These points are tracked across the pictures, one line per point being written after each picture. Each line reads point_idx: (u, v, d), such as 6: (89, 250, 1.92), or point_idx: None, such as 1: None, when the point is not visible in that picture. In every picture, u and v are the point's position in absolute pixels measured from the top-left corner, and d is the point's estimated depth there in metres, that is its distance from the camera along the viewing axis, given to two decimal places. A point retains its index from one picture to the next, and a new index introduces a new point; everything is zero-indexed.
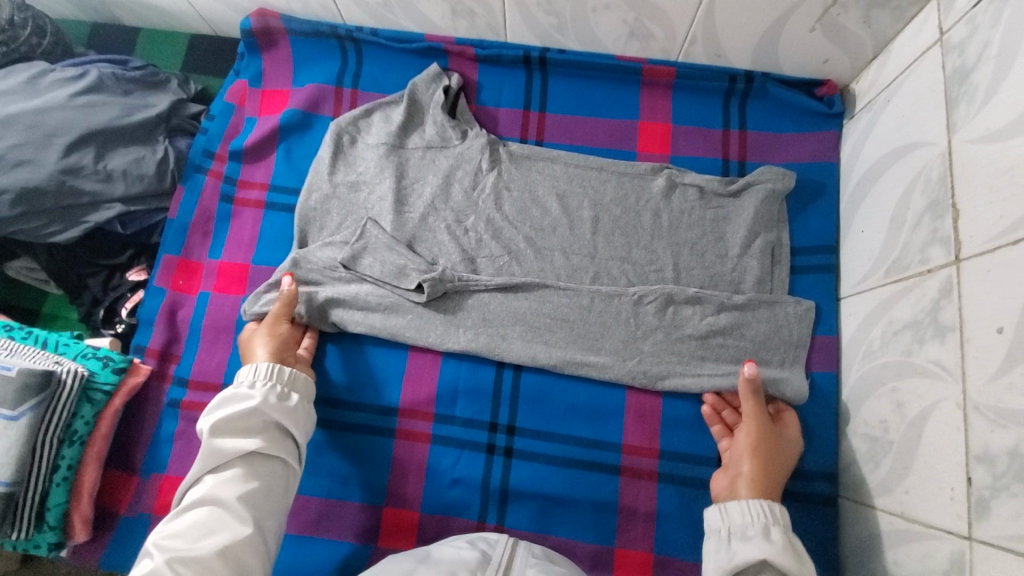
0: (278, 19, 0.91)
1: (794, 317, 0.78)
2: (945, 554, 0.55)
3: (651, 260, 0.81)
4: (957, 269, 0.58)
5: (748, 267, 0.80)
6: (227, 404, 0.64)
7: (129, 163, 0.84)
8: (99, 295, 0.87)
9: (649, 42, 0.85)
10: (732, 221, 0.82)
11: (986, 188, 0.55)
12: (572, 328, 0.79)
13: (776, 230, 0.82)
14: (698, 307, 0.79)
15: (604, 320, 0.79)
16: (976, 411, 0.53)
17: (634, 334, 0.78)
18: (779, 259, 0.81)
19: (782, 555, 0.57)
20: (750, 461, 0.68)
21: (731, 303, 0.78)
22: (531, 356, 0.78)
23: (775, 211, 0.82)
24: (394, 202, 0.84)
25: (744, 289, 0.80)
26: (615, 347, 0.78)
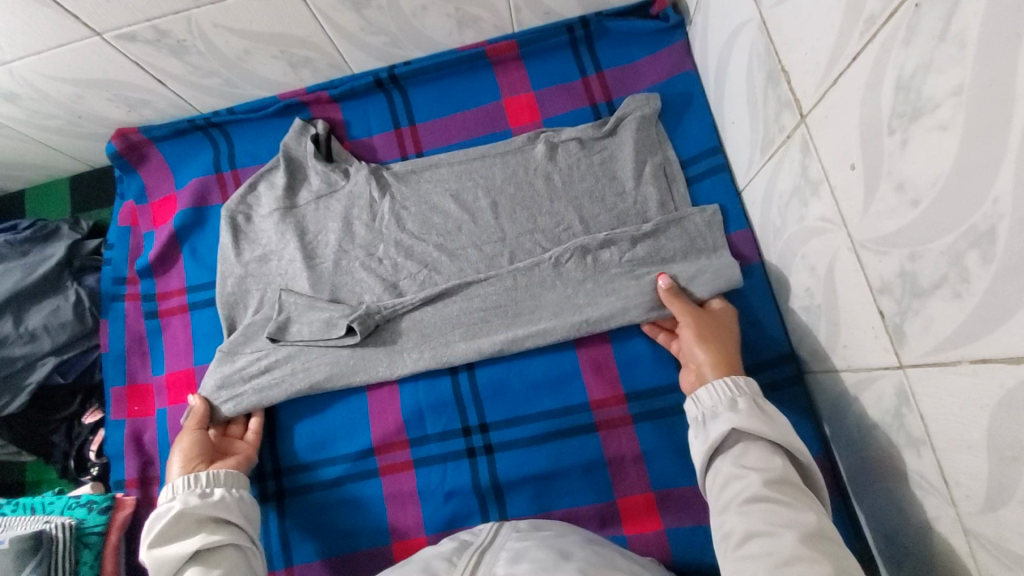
0: (139, 133, 0.93)
1: (704, 225, 0.78)
2: (892, 390, 0.55)
3: (558, 222, 0.83)
4: (807, 125, 0.59)
5: (647, 194, 0.82)
6: (153, 525, 0.64)
7: (47, 316, 0.86)
8: (67, 448, 0.89)
9: (481, 24, 0.86)
10: (618, 158, 0.84)
11: (799, 43, 0.57)
12: (506, 312, 0.79)
13: (661, 151, 0.84)
14: (614, 248, 0.79)
15: (533, 294, 0.79)
16: (864, 248, 0.54)
17: (566, 295, 0.79)
18: (673, 177, 0.83)
19: (748, 420, 0.58)
20: (702, 347, 0.68)
21: (643, 233, 0.79)
22: (477, 354, 0.78)
23: (654, 134, 0.84)
24: (303, 259, 0.86)
25: (651, 218, 0.81)
26: (552, 312, 0.78)
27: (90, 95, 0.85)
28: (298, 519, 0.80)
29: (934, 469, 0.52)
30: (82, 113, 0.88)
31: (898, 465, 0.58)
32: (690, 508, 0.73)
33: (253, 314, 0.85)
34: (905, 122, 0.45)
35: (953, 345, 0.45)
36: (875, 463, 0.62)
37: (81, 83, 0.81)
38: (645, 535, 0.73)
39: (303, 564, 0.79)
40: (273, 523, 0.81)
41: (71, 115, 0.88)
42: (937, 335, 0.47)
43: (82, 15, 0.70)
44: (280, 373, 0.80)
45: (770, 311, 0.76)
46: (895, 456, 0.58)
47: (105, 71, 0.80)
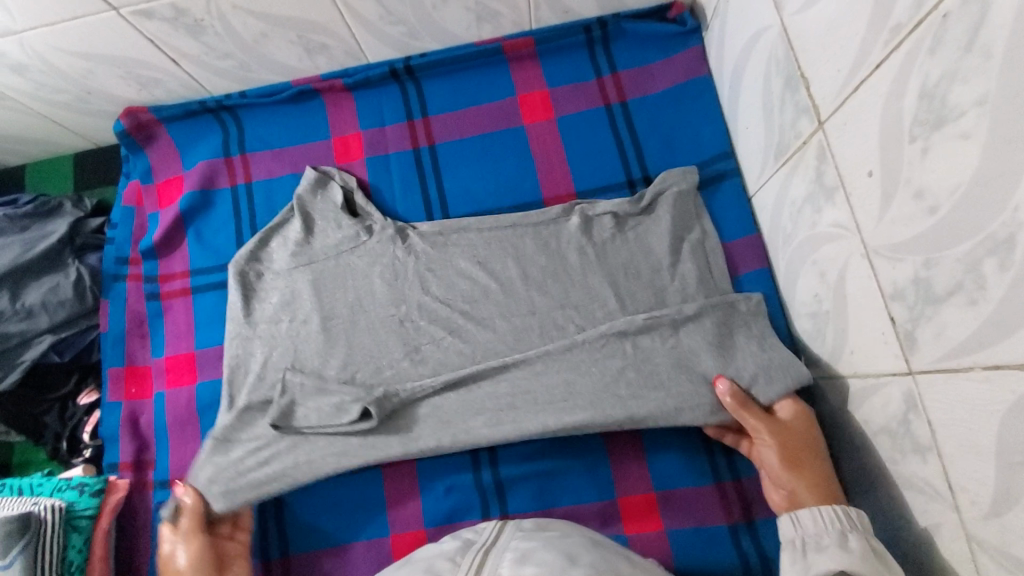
0: (148, 112, 0.92)
1: (749, 315, 0.75)
2: (899, 396, 0.56)
3: (591, 296, 0.79)
4: (824, 132, 0.60)
5: (685, 271, 0.79)
6: None
7: (46, 293, 0.84)
8: (60, 429, 0.87)
9: (499, 20, 0.87)
10: (653, 233, 0.81)
11: (821, 50, 0.57)
12: (534, 398, 0.75)
13: (697, 225, 0.81)
14: (653, 334, 0.75)
15: (565, 380, 0.75)
16: (878, 255, 0.55)
17: (604, 382, 0.74)
18: (711, 253, 0.80)
19: (860, 564, 0.54)
20: (788, 470, 0.66)
21: (683, 316, 0.75)
22: (501, 440, 0.74)
23: (691, 208, 0.82)
24: (318, 320, 0.83)
25: (690, 296, 0.78)
26: (587, 407, 0.73)
27: (101, 71, 0.83)
28: (296, 514, 0.79)
29: (939, 475, 0.52)
30: (91, 89, 0.87)
31: (902, 471, 0.58)
32: (693, 509, 0.73)
33: (257, 382, 0.81)
34: (927, 129, 0.46)
35: (964, 351, 0.46)
36: (878, 469, 0.62)
37: (92, 57, 0.80)
38: (646, 535, 0.73)
39: (299, 554, 0.78)
40: (272, 515, 0.80)
41: (80, 91, 0.87)
42: (948, 342, 0.48)
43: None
44: (282, 463, 0.76)
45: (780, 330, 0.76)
46: (900, 462, 0.58)
47: (118, 47, 0.79)
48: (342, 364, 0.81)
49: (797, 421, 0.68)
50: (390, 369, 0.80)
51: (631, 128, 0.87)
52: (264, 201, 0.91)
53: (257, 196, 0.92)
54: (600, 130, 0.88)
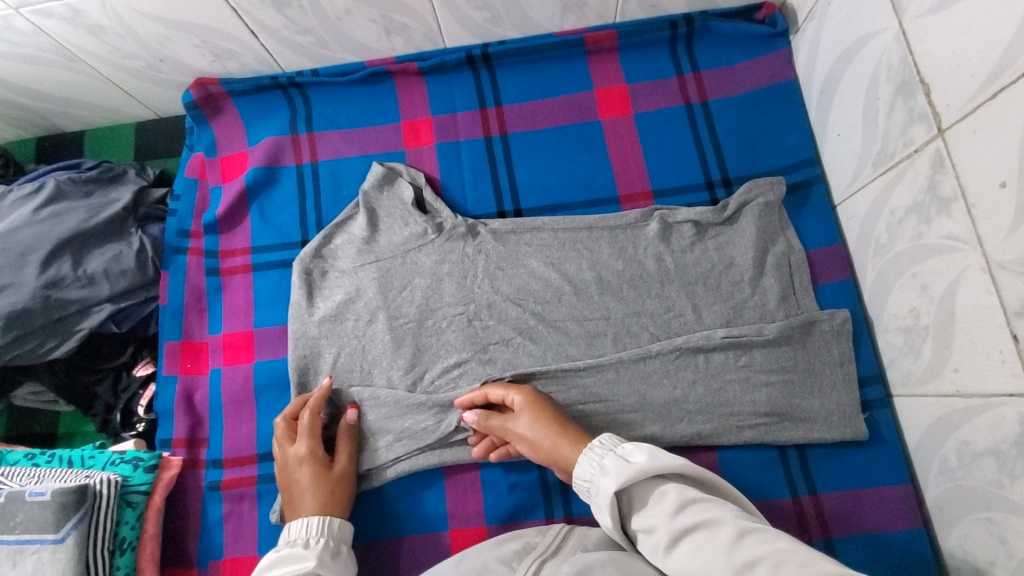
0: (218, 85, 0.91)
1: (832, 334, 0.74)
2: (1014, 418, 0.54)
3: (668, 307, 0.79)
4: (944, 139, 0.58)
5: (767, 286, 0.77)
6: (283, 563, 0.62)
7: (108, 261, 0.82)
8: (111, 402, 0.85)
9: (585, 11, 0.85)
10: (736, 245, 0.79)
11: (950, 55, 0.55)
12: (606, 406, 0.75)
13: (782, 238, 0.79)
14: (732, 351, 0.75)
15: (637, 390, 0.76)
16: (1003, 270, 0.53)
17: (674, 395, 0.75)
18: (797, 269, 0.78)
19: (647, 468, 0.53)
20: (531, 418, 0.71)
21: (765, 338, 0.74)
22: None
23: (776, 221, 0.79)
24: (385, 319, 0.82)
25: (772, 314, 0.76)
26: (657, 420, 0.74)
27: (179, 38, 0.82)
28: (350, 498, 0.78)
29: None
30: (165, 58, 0.86)
31: (1008, 495, 0.56)
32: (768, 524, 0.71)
33: (327, 382, 0.81)
34: None
35: None
36: (975, 492, 0.60)
37: (172, 23, 0.79)
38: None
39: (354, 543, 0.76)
40: None
41: (153, 58, 0.85)
42: None
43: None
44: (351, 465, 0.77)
45: (865, 348, 0.74)
46: (1006, 486, 0.56)
47: (201, 14, 0.78)
48: (409, 365, 0.80)
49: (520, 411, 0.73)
50: (459, 369, 0.80)
51: (712, 128, 0.85)
52: (330, 182, 0.90)
53: (323, 177, 0.90)
54: (680, 130, 0.86)
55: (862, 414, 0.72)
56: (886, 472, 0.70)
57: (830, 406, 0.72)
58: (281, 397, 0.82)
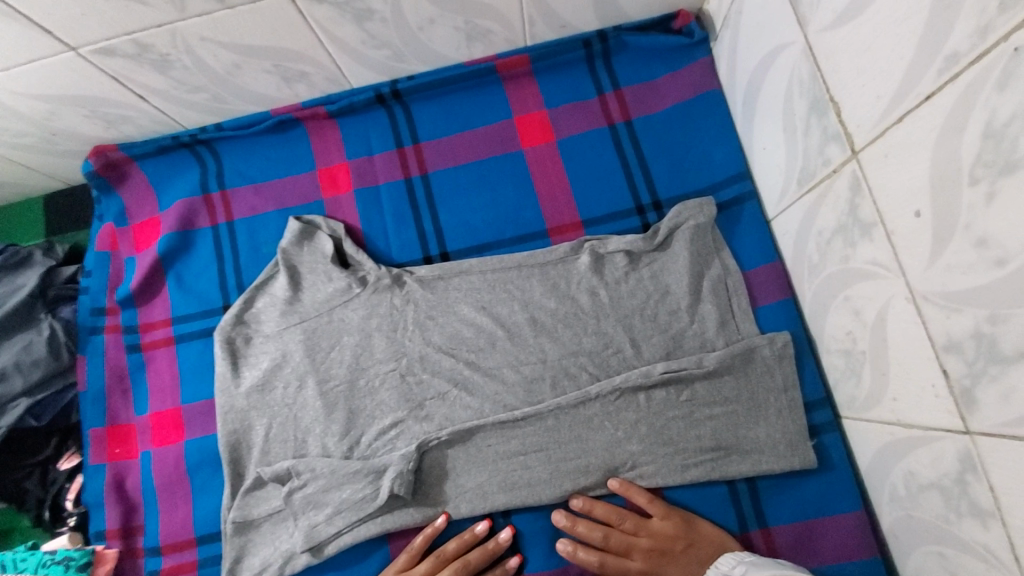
0: (118, 150, 0.86)
1: (774, 359, 0.71)
2: (953, 454, 0.50)
3: (605, 344, 0.75)
4: (858, 162, 0.54)
5: (705, 313, 0.74)
6: None
7: (18, 353, 0.79)
8: (42, 495, 0.81)
9: (492, 38, 0.79)
10: (671, 271, 0.76)
11: (855, 73, 0.51)
12: (549, 456, 0.72)
13: (717, 260, 0.75)
14: (673, 386, 0.72)
15: (578, 435, 0.72)
16: (927, 301, 0.49)
17: (616, 438, 0.72)
18: (734, 292, 0.74)
19: None
20: (582, 505, 0.71)
21: (705, 369, 0.71)
22: (518, 504, 0.72)
23: (710, 242, 0.76)
24: (315, 383, 0.78)
25: (711, 342, 0.73)
26: (601, 465, 0.71)
27: (64, 111, 0.77)
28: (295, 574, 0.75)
29: (1002, 544, 0.47)
30: (56, 130, 0.81)
31: (955, 531, 0.52)
32: None
33: (260, 456, 0.77)
34: (992, 172, 0.40)
35: None
36: (925, 525, 0.57)
37: (52, 98, 0.74)
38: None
39: None
40: None
41: (43, 132, 0.81)
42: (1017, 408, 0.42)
43: (39, 17, 0.61)
44: (293, 542, 0.74)
45: (809, 371, 0.70)
46: (953, 522, 0.52)
47: (80, 85, 0.73)
48: (343, 431, 0.77)
49: (606, 518, 0.70)
50: (395, 429, 0.76)
51: (638, 148, 0.81)
52: (247, 240, 0.86)
53: (240, 235, 0.86)
54: (605, 153, 0.82)
55: (811, 440, 0.69)
56: (839, 499, 0.67)
57: (777, 435, 0.69)
58: (215, 474, 0.79)
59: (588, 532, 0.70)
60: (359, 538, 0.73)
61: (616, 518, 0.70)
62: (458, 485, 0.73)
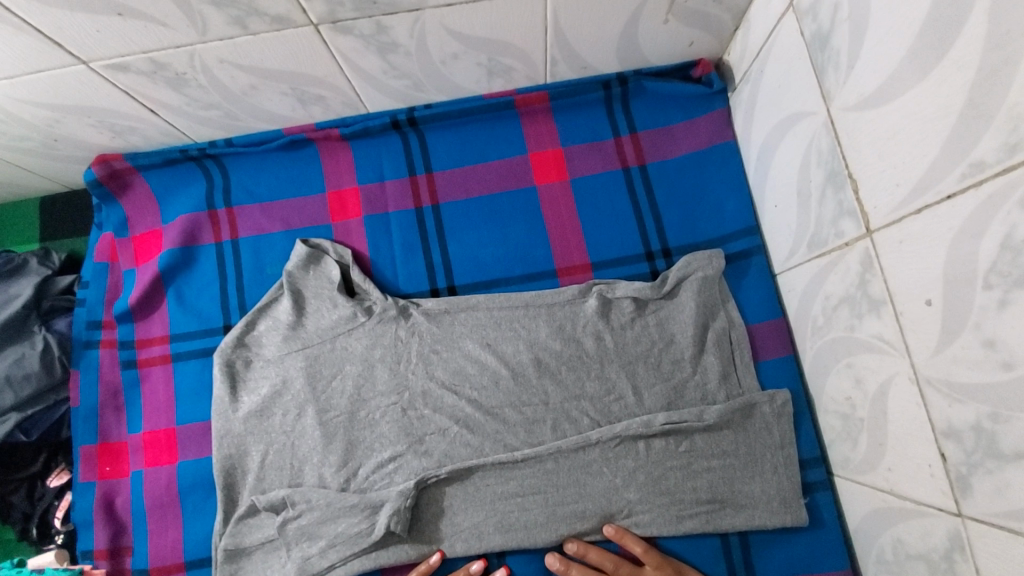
0: (123, 160, 0.84)
1: (773, 416, 0.72)
2: (942, 532, 0.52)
3: (608, 389, 0.76)
4: (872, 241, 0.53)
5: (708, 364, 0.75)
6: None
7: (9, 366, 0.77)
8: (28, 510, 0.80)
9: (513, 74, 0.79)
10: (676, 320, 0.77)
11: (877, 156, 0.50)
12: (546, 499, 0.73)
13: (723, 312, 0.76)
14: (673, 437, 0.72)
15: (577, 480, 0.73)
16: (929, 386, 0.49)
17: (614, 485, 0.73)
18: (738, 345, 0.75)
19: None
20: (576, 549, 0.71)
21: (706, 423, 0.72)
22: (513, 545, 0.72)
23: (716, 294, 0.77)
24: (315, 412, 0.78)
25: (713, 394, 0.74)
26: (598, 511, 0.72)
27: (69, 120, 0.74)
28: None
29: None
30: (58, 137, 0.78)
31: None
32: None
33: (255, 483, 0.77)
34: (1008, 282, 0.39)
35: None
36: None
37: (59, 107, 0.71)
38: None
39: None
40: None
41: (45, 138, 0.78)
42: (1012, 503, 0.43)
43: (50, 30, 0.59)
44: (284, 572, 0.73)
45: (806, 430, 0.71)
46: None
47: (87, 98, 0.70)
48: (341, 462, 0.76)
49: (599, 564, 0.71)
50: (394, 463, 0.76)
51: (651, 193, 0.82)
52: (252, 260, 0.84)
53: (245, 255, 0.85)
54: (618, 197, 0.82)
55: (804, 498, 0.70)
56: (827, 556, 0.69)
57: (771, 490, 0.71)
58: (208, 498, 0.78)
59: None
60: (352, 572, 0.73)
61: (609, 565, 0.70)
62: (454, 524, 0.74)
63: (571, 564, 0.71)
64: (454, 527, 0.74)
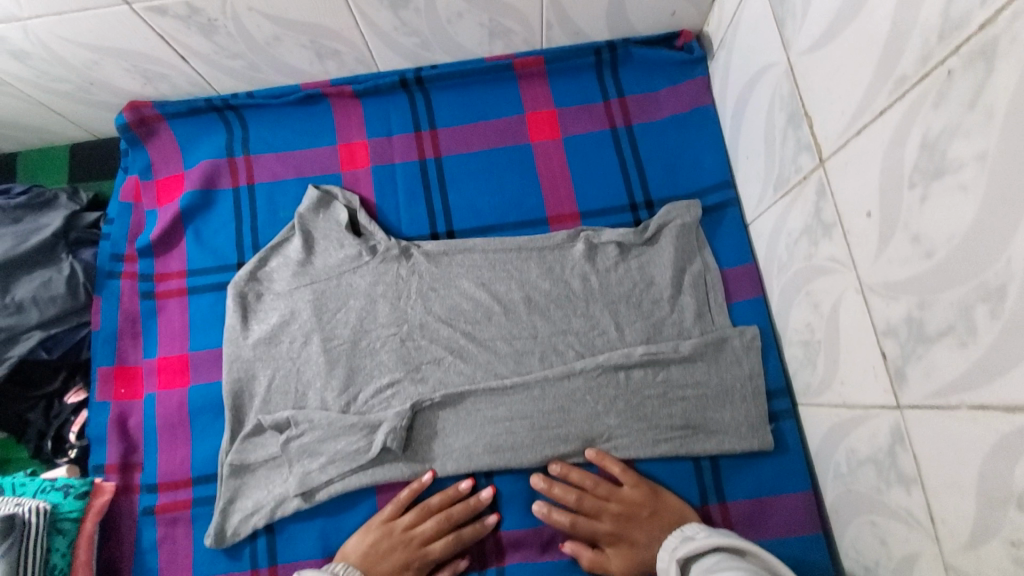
0: (152, 108, 0.91)
1: (743, 350, 0.78)
2: (886, 430, 0.56)
3: (592, 325, 0.82)
4: (825, 170, 0.60)
5: (685, 304, 0.81)
6: None
7: (37, 288, 0.83)
8: (44, 427, 0.85)
9: (511, 37, 0.87)
10: (656, 264, 0.83)
11: (826, 91, 0.58)
12: (532, 423, 0.78)
13: (699, 257, 0.83)
14: (650, 367, 0.78)
15: (561, 406, 0.79)
16: (872, 292, 0.55)
17: (596, 411, 0.78)
18: (712, 287, 0.82)
19: None
20: (559, 469, 0.77)
21: (681, 354, 0.78)
22: (500, 464, 0.78)
23: (693, 241, 0.83)
24: (319, 340, 0.84)
25: (688, 331, 0.80)
26: (580, 434, 0.78)
27: (106, 63, 0.82)
28: (284, 519, 0.79)
29: (922, 507, 0.52)
30: (95, 80, 0.85)
31: (886, 500, 0.58)
32: None
33: (261, 405, 0.82)
34: (927, 178, 0.46)
35: (952, 390, 0.46)
36: (862, 497, 0.63)
37: (99, 49, 0.79)
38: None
39: (288, 562, 0.77)
40: (259, 536, 0.78)
41: (83, 81, 0.85)
42: (938, 381, 0.48)
43: None
44: (286, 487, 0.78)
45: (773, 363, 0.77)
46: (884, 492, 0.58)
47: (125, 41, 0.78)
48: (342, 387, 0.82)
49: (580, 483, 0.76)
50: (392, 389, 0.82)
51: (636, 151, 0.89)
52: (266, 204, 0.91)
53: (260, 199, 0.91)
54: (606, 154, 0.89)
55: (770, 425, 0.76)
56: (791, 479, 0.74)
57: (740, 417, 0.76)
58: (216, 420, 0.83)
59: (562, 494, 0.75)
60: (348, 487, 0.78)
61: (589, 484, 0.76)
62: (446, 444, 0.79)
63: (554, 483, 0.77)
64: (445, 447, 0.79)
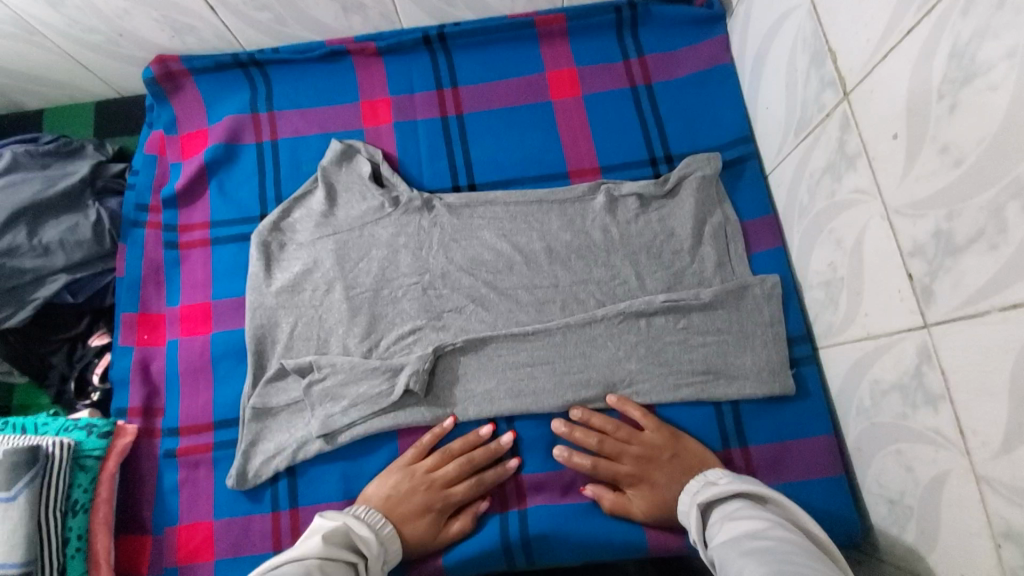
0: (179, 62, 0.92)
1: (763, 297, 0.78)
2: (911, 353, 0.57)
3: (613, 275, 0.83)
4: (849, 102, 0.61)
5: (705, 254, 0.82)
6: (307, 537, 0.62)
7: (64, 232, 0.84)
8: (66, 370, 0.87)
9: None
10: (677, 216, 0.84)
11: (850, 22, 0.59)
12: (554, 368, 0.79)
13: (719, 210, 0.84)
14: (671, 314, 0.79)
15: (582, 352, 0.79)
16: (898, 215, 0.56)
17: (617, 356, 0.79)
18: (732, 238, 0.83)
19: None
20: (581, 414, 0.77)
21: (702, 302, 0.79)
22: (521, 409, 0.78)
23: (714, 194, 0.84)
24: (342, 288, 0.84)
25: (708, 280, 0.81)
26: (601, 380, 0.78)
27: (137, 12, 0.84)
28: (305, 463, 0.79)
29: (950, 424, 0.52)
30: (124, 32, 0.87)
31: (912, 425, 0.58)
32: None
33: (283, 351, 0.82)
34: (955, 87, 0.47)
35: (983, 295, 0.47)
36: (886, 428, 0.63)
37: None
38: (664, 534, 0.74)
39: (309, 505, 0.77)
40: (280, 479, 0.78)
41: (112, 32, 0.87)
42: (968, 289, 0.49)
43: None
44: (308, 429, 0.79)
45: (794, 309, 0.78)
46: (910, 417, 0.58)
47: None
48: (364, 334, 0.82)
49: (602, 427, 0.76)
50: (413, 336, 0.82)
51: (656, 109, 0.90)
52: (289, 158, 0.92)
53: (283, 153, 0.92)
54: (626, 110, 0.91)
55: (791, 370, 0.76)
56: (812, 423, 0.75)
57: (761, 363, 0.77)
58: (238, 366, 0.84)
59: (585, 438, 0.75)
60: (370, 430, 0.78)
61: (612, 428, 0.76)
62: (467, 389, 0.79)
63: (576, 428, 0.77)
64: (466, 392, 0.79)
